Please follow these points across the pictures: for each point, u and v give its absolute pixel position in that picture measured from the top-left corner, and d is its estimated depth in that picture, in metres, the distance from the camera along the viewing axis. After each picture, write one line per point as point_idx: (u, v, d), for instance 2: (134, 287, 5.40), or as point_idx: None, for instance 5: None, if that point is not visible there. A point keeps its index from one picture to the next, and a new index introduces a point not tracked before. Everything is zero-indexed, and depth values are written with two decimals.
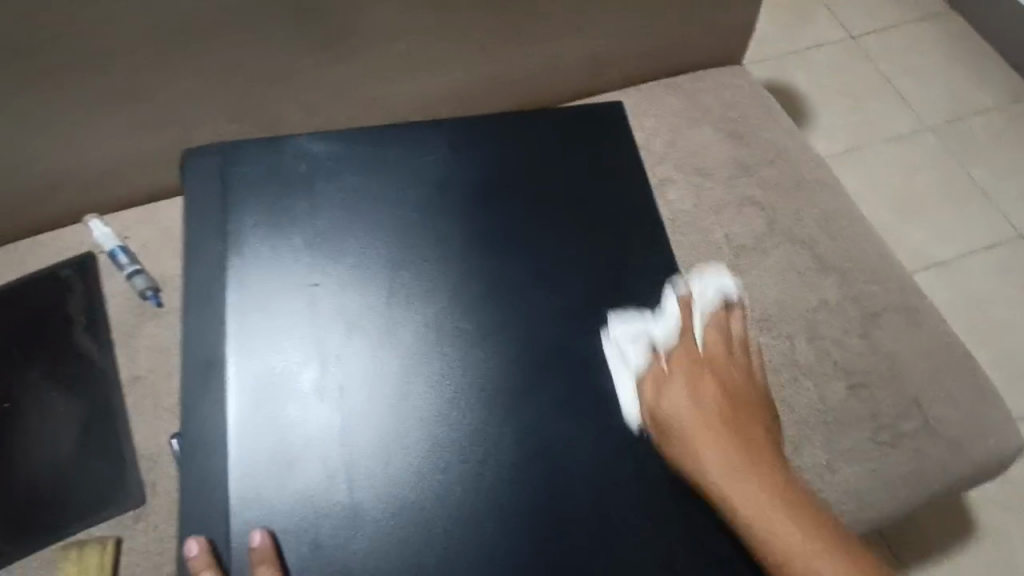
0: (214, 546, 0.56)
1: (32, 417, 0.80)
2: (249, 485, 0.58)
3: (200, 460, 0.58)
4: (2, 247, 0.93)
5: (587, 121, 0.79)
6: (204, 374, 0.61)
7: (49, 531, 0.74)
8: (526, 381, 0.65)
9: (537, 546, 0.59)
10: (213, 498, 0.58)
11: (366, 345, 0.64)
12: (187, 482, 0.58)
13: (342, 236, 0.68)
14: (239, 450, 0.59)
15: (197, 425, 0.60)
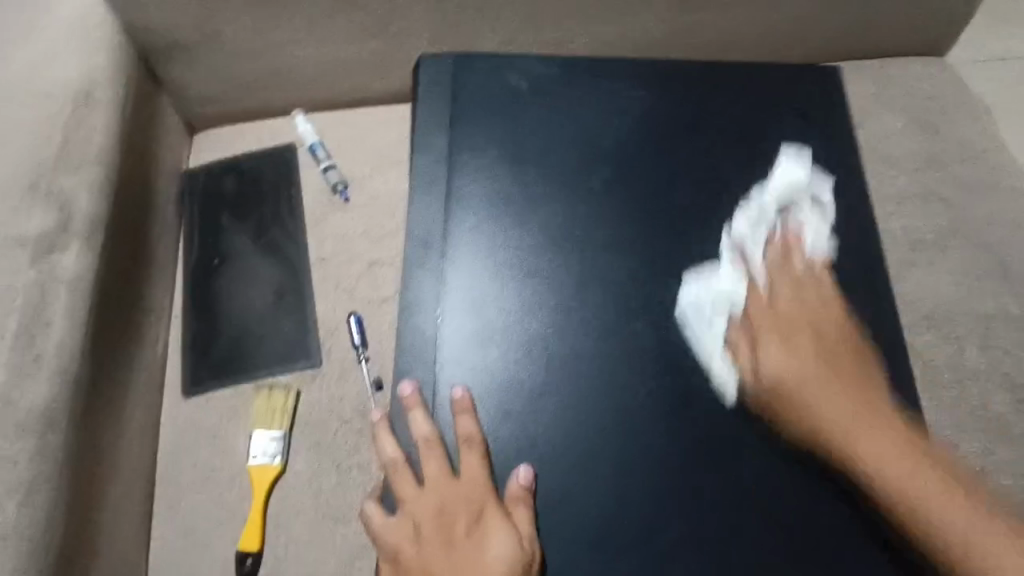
0: (422, 393, 0.66)
1: (238, 274, 0.92)
2: (454, 353, 0.67)
3: (412, 324, 0.67)
4: (223, 129, 1.05)
5: (799, 88, 0.78)
6: (422, 252, 0.69)
7: (245, 371, 0.86)
8: (702, 320, 0.69)
9: (688, 463, 0.65)
10: (420, 359, 0.67)
11: (564, 257, 0.69)
12: (403, 339, 0.67)
13: (554, 154, 0.72)
14: (447, 323, 0.67)
15: (414, 296, 0.68)
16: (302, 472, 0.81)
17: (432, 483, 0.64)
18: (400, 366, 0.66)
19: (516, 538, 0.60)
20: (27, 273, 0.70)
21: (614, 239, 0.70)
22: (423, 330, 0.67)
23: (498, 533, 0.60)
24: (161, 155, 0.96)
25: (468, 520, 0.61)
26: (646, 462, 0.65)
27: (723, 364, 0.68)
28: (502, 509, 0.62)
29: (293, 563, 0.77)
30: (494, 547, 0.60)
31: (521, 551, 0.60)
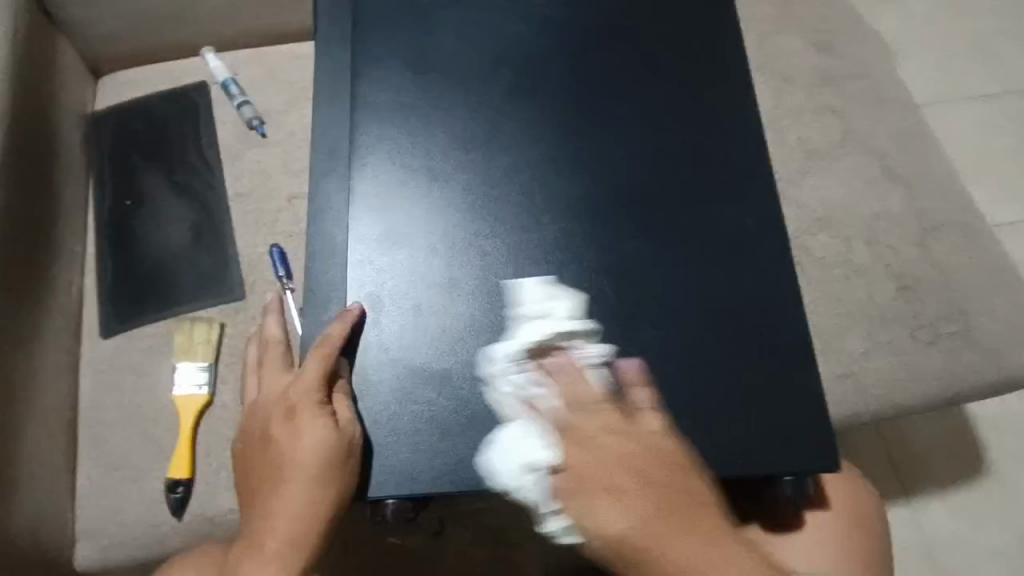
0: (328, 302, 0.64)
1: (151, 213, 0.91)
2: (363, 259, 0.64)
3: (322, 232, 0.65)
4: (128, 70, 1.02)
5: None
6: (329, 160, 0.67)
7: (165, 308, 0.85)
8: (622, 213, 0.67)
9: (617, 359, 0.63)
10: (333, 265, 0.64)
11: (472, 160, 0.68)
12: (311, 247, 0.65)
13: (458, 61, 0.70)
14: (355, 229, 0.65)
15: (322, 204, 0.66)
16: (229, 400, 0.81)
17: (571, 404, 0.53)
18: (309, 273, 0.64)
19: (332, 434, 0.56)
20: None
21: (525, 138, 0.69)
22: (334, 237, 0.65)
23: (310, 425, 0.57)
24: (60, 98, 0.92)
25: (280, 415, 0.58)
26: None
27: (649, 257, 0.66)
28: (317, 400, 0.58)
29: (222, 487, 0.77)
30: (306, 441, 0.56)
31: (331, 441, 0.56)
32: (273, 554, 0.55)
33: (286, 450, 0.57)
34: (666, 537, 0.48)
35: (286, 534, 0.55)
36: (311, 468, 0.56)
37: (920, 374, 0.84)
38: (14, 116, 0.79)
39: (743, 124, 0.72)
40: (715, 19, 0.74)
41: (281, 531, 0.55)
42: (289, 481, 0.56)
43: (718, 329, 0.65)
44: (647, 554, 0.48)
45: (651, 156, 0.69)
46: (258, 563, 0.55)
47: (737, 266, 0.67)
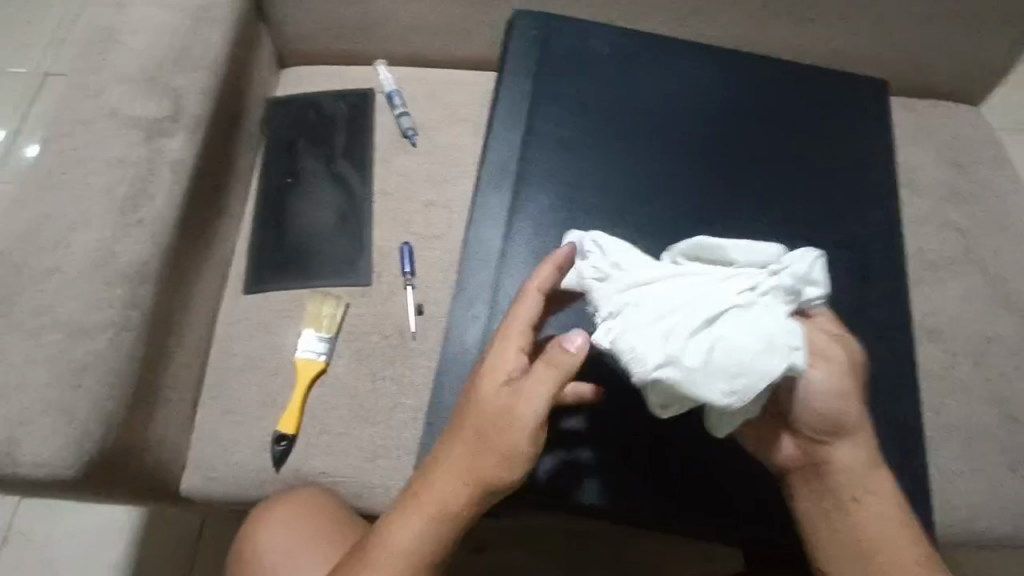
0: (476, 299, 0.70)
1: (306, 194, 1.02)
2: (511, 269, 0.71)
3: (479, 237, 0.72)
4: (307, 67, 1.15)
5: (856, 85, 0.83)
6: (496, 174, 0.74)
7: (299, 279, 0.94)
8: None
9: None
10: (485, 269, 0.71)
11: (622, 201, 0.74)
12: (468, 248, 0.72)
13: (621, 114, 0.78)
14: (509, 242, 0.72)
15: (483, 214, 0.73)
16: (342, 374, 0.88)
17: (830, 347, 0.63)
18: (462, 272, 0.71)
19: (506, 402, 0.59)
20: (139, 150, 0.78)
21: (671, 191, 0.75)
22: (488, 243, 0.72)
23: (493, 390, 0.59)
24: (253, 80, 1.05)
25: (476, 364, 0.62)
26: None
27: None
28: (513, 367, 0.60)
29: (322, 451, 0.84)
30: (485, 402, 0.59)
31: (502, 413, 0.58)
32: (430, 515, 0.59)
33: (474, 424, 0.59)
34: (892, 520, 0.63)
35: (443, 488, 0.59)
36: (490, 454, 0.58)
37: (1012, 506, 0.82)
38: (222, 90, 0.91)
39: (865, 223, 0.77)
40: (855, 124, 0.81)
41: (440, 482, 0.60)
42: (466, 454, 0.59)
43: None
44: (884, 529, 0.63)
45: (783, 233, 0.75)
46: (414, 518, 0.60)
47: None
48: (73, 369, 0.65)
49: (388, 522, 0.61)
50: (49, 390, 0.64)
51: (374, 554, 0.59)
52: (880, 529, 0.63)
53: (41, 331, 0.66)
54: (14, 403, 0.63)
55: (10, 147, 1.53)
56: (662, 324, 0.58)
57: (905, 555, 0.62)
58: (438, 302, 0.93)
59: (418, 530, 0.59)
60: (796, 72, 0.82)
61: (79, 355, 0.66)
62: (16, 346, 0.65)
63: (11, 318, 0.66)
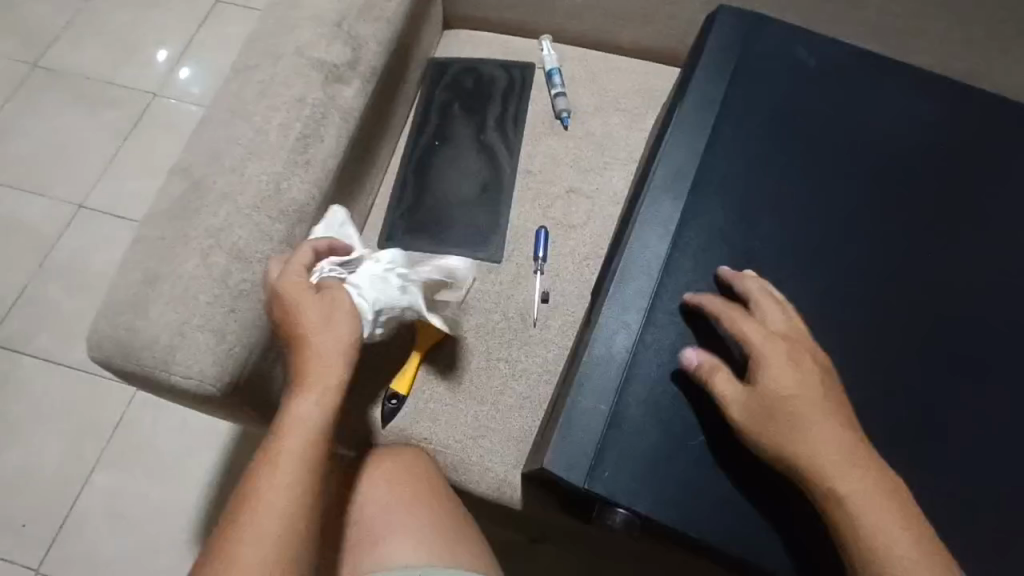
0: (633, 304, 0.69)
1: (451, 159, 1.01)
2: (672, 279, 0.69)
3: (641, 239, 0.70)
4: (471, 31, 1.14)
5: None
6: (669, 178, 0.72)
7: (432, 243, 0.95)
8: (916, 334, 0.68)
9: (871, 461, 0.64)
10: (644, 273, 0.69)
11: (796, 231, 0.71)
12: (632, 248, 0.70)
13: (810, 136, 0.74)
14: (675, 251, 0.70)
15: (654, 217, 0.71)
16: (458, 345, 0.88)
17: (768, 344, 0.61)
18: (623, 270, 0.70)
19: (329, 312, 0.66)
20: (316, 92, 0.80)
21: (845, 227, 0.71)
22: (650, 247, 0.70)
23: (335, 317, 0.66)
24: (422, 38, 1.06)
25: (298, 287, 0.66)
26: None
27: (931, 386, 0.67)
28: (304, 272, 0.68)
29: (427, 417, 0.84)
30: (330, 330, 0.65)
31: (344, 334, 0.66)
32: (293, 455, 0.62)
33: (301, 366, 0.65)
34: (878, 503, 0.54)
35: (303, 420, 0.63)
36: (321, 380, 0.64)
37: None
38: (397, 44, 0.92)
39: None
40: None
41: (298, 416, 0.63)
42: (304, 391, 0.64)
43: (975, 479, 0.64)
44: (882, 522, 0.54)
45: (966, 297, 0.69)
46: (280, 475, 0.61)
47: (1013, 439, 0.65)
48: (230, 293, 0.68)
49: (250, 484, 0.62)
50: (209, 306, 0.67)
51: (257, 513, 0.60)
52: (874, 522, 0.54)
53: (208, 252, 0.69)
54: (176, 313, 0.66)
55: (172, 67, 1.63)
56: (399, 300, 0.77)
57: (899, 546, 0.53)
58: (566, 294, 0.91)
59: (291, 474, 0.61)
60: (1011, 115, 0.76)
61: (237, 280, 0.69)
62: (185, 260, 0.68)
63: (185, 234, 0.70)
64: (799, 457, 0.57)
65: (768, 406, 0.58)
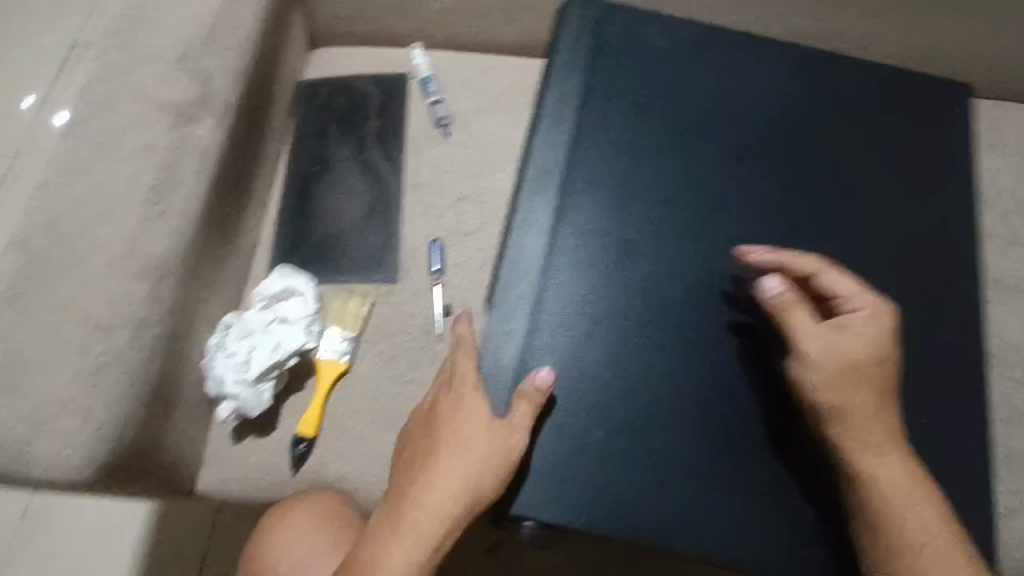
0: (516, 309, 0.68)
1: (334, 181, 0.98)
2: (550, 280, 0.69)
3: (518, 246, 0.69)
4: (340, 47, 1.10)
5: (936, 82, 0.76)
6: (539, 177, 0.72)
7: (324, 273, 0.91)
8: None
9: (747, 435, 0.67)
10: (523, 277, 0.69)
11: (663, 213, 0.71)
12: (510, 254, 0.69)
13: (668, 117, 0.74)
14: (550, 250, 0.70)
15: (527, 219, 0.71)
16: (364, 375, 0.85)
17: (854, 304, 0.63)
18: (501, 277, 0.69)
19: (493, 430, 0.62)
20: (165, 136, 0.74)
21: (713, 201, 0.72)
22: (527, 252, 0.69)
23: (472, 406, 0.64)
24: (284, 61, 1.00)
25: (469, 394, 0.64)
26: (700, 425, 0.67)
27: None
28: (472, 384, 0.65)
29: (340, 455, 0.81)
30: (472, 427, 0.62)
31: (493, 437, 0.61)
32: (401, 552, 0.58)
33: (436, 448, 0.62)
34: (919, 496, 0.61)
35: (428, 512, 0.59)
36: (467, 457, 0.61)
37: None
38: (252, 74, 0.88)
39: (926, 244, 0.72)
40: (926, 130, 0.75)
41: (426, 507, 0.59)
42: (432, 481, 0.60)
43: None
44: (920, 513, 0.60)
45: (841, 254, 0.72)
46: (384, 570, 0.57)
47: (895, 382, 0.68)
48: (89, 368, 0.63)
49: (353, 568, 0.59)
50: (67, 385, 0.61)
51: None
52: (904, 492, 0.60)
53: (61, 326, 0.62)
54: (32, 399, 0.60)
55: None
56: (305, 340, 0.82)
57: (916, 518, 0.60)
58: (468, 304, 0.90)
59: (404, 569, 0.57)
60: (865, 69, 0.76)
61: (95, 354, 0.63)
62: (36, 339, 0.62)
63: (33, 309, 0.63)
64: (851, 408, 0.61)
65: (846, 356, 0.61)
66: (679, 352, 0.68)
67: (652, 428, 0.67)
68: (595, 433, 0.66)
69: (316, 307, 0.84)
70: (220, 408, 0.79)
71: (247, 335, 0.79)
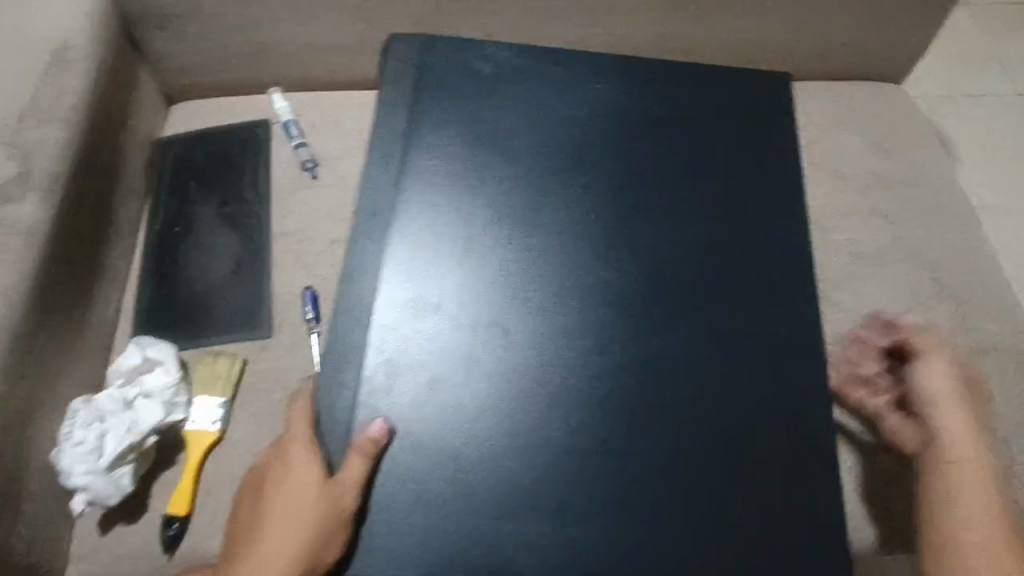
0: (351, 365, 0.58)
1: (196, 240, 0.94)
2: (390, 325, 0.60)
3: (350, 290, 0.61)
4: (200, 99, 1.07)
5: (766, 77, 0.77)
6: (370, 213, 0.64)
7: (194, 337, 0.87)
8: (659, 305, 0.64)
9: (637, 472, 0.58)
10: (356, 326, 0.60)
11: (509, 234, 0.65)
12: (341, 302, 0.61)
13: (505, 136, 0.69)
14: (386, 291, 0.61)
15: (358, 262, 0.62)
16: (241, 439, 0.81)
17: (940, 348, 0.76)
18: (332, 328, 0.59)
19: (322, 490, 0.53)
20: None
21: (562, 214, 0.67)
22: (361, 297, 0.61)
23: (302, 467, 0.55)
24: (133, 121, 0.96)
25: (300, 452, 0.55)
26: (581, 468, 0.57)
27: (685, 358, 0.62)
28: (304, 442, 0.56)
29: (219, 528, 0.76)
30: (302, 490, 0.54)
31: (323, 498, 0.52)
32: None
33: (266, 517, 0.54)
34: (984, 504, 0.67)
35: None
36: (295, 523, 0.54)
37: None
38: (91, 142, 0.85)
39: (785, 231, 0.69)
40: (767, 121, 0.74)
41: None
42: (262, 554, 0.53)
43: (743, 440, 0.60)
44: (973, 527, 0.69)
45: None
46: None
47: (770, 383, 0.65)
48: None
49: None
50: None
51: None
52: (963, 497, 0.68)
53: None
54: None
55: None
56: (167, 416, 0.77)
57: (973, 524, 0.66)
58: None
59: None
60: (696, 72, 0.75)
61: None
62: None
63: None
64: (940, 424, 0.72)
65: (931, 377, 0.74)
66: (546, 389, 0.59)
67: (528, 483, 0.56)
68: (457, 500, 0.55)
69: (181, 376, 0.81)
70: (74, 500, 0.74)
71: (99, 421, 0.74)
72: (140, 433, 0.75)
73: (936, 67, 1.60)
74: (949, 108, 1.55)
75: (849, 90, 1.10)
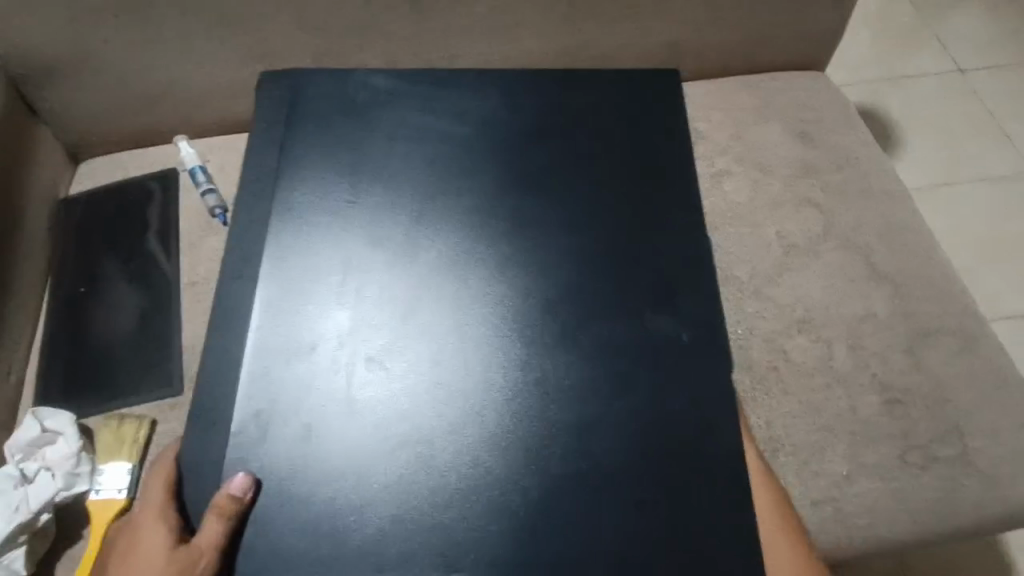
0: (217, 420, 0.55)
1: (101, 299, 0.90)
2: (261, 374, 0.57)
3: (219, 341, 0.58)
4: (106, 152, 1.03)
5: (659, 74, 0.73)
6: (239, 258, 0.61)
7: (101, 402, 0.83)
8: (550, 319, 0.60)
9: (533, 500, 0.53)
10: (225, 378, 0.56)
11: (387, 262, 0.62)
12: (210, 355, 0.57)
13: (381, 160, 0.66)
14: (257, 338, 0.58)
15: (228, 310, 0.59)
16: None
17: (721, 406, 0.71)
18: (200, 384, 0.56)
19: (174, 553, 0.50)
20: None
21: (443, 234, 0.63)
22: (231, 346, 0.58)
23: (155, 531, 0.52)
24: (32, 182, 0.93)
25: (152, 516, 0.52)
26: (468, 501, 0.53)
27: (581, 373, 0.58)
28: (160, 505, 0.53)
29: None
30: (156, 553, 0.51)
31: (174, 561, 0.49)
32: None
33: None
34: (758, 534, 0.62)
35: None
36: None
37: (909, 503, 0.78)
38: None
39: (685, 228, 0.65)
40: (662, 120, 0.70)
41: None
42: None
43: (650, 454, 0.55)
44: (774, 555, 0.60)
45: None
46: None
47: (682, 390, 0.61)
48: None
49: None
50: None
51: None
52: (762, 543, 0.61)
53: None
54: None
55: None
56: (64, 489, 0.74)
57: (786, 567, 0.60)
58: None
59: None
60: (583, 77, 0.72)
61: None
62: None
63: None
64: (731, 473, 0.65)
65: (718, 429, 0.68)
66: (429, 425, 0.55)
67: (410, 526, 0.52)
68: (333, 552, 0.50)
69: (82, 446, 0.76)
70: None
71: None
72: (31, 509, 0.72)
73: (872, 52, 1.60)
74: (886, 91, 1.54)
75: (769, 80, 1.08)
